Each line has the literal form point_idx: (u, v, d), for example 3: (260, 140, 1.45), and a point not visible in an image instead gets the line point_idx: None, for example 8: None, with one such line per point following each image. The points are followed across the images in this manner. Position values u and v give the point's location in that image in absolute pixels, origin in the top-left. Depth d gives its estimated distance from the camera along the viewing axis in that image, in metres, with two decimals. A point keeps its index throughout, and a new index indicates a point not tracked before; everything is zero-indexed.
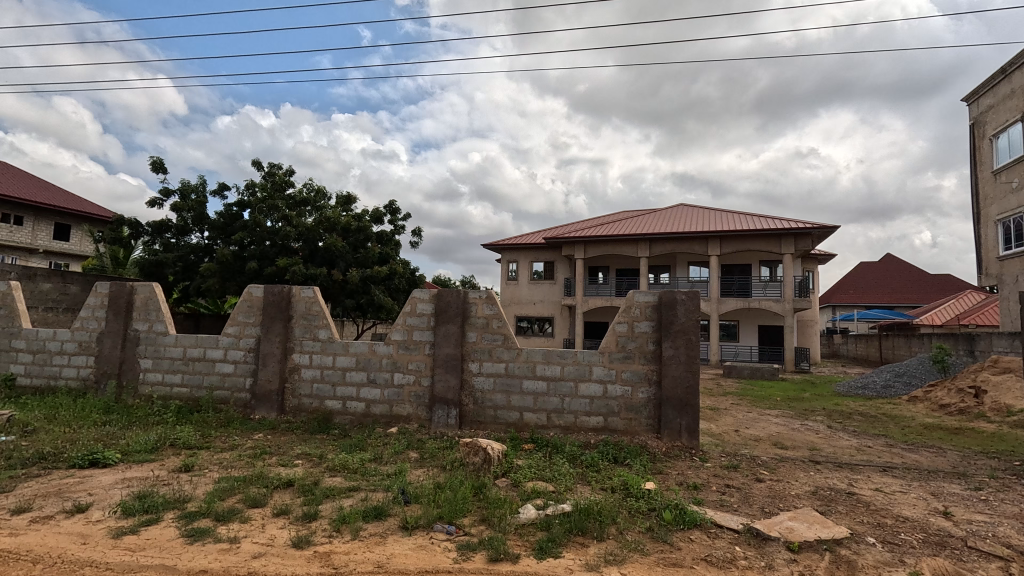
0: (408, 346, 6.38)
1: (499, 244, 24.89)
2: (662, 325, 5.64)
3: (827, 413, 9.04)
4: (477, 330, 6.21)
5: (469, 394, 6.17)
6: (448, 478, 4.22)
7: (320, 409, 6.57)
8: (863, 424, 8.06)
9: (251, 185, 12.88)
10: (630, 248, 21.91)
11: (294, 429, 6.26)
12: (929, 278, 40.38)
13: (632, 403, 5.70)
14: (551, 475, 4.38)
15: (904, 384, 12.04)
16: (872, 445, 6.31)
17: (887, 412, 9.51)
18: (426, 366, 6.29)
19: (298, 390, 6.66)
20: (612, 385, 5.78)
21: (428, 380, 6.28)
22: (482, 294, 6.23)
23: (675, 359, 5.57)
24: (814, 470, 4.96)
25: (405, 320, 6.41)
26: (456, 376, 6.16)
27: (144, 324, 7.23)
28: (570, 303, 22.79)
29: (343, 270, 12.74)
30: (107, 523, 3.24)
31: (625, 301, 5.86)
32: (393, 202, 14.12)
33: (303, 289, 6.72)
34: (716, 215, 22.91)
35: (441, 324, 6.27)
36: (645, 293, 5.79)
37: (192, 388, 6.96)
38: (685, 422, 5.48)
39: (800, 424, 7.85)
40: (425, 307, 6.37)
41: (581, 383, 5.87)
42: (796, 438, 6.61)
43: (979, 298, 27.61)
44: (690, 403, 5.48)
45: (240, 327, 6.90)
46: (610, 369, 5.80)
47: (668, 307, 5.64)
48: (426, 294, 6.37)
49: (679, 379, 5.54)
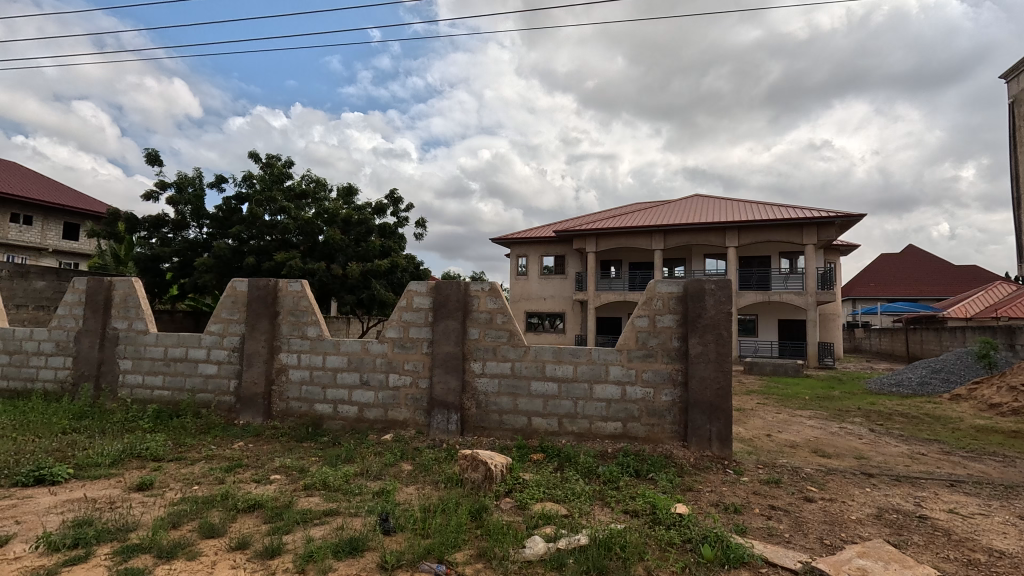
0: (404, 344, 5.78)
1: (508, 238, 24.27)
2: (688, 318, 4.97)
3: (864, 415, 8.27)
4: (480, 326, 5.60)
5: (471, 397, 5.56)
6: (443, 499, 3.61)
7: (310, 414, 6.01)
8: (907, 428, 7.30)
9: (248, 178, 12.30)
10: (644, 241, 21.11)
11: (280, 436, 5.69)
12: (953, 269, 38.93)
13: (654, 407, 5.05)
14: (563, 494, 3.74)
15: (943, 381, 11.25)
16: (926, 454, 5.57)
17: (930, 412, 8.70)
18: (424, 367, 5.69)
19: (285, 393, 6.11)
20: (631, 386, 5.13)
21: (426, 381, 5.67)
22: (485, 286, 5.60)
23: (703, 357, 4.89)
24: (870, 486, 4.25)
25: (401, 316, 5.82)
26: (457, 377, 5.54)
27: (123, 323, 6.71)
28: (582, 298, 22.10)
29: (343, 265, 12.18)
30: (23, 563, 2.67)
31: (646, 293, 5.21)
32: (395, 193, 13.54)
33: (291, 283, 6.15)
34: (733, 205, 22.03)
35: (439, 320, 5.65)
36: (668, 282, 5.13)
37: (174, 391, 6.44)
38: (716, 428, 4.81)
39: (838, 427, 7.09)
40: (422, 300, 5.75)
41: (596, 384, 5.23)
42: (838, 445, 5.89)
43: (1010, 290, 26.39)
44: (721, 407, 4.80)
45: (224, 325, 6.36)
46: (629, 369, 5.15)
47: (696, 299, 4.97)
48: (423, 286, 5.75)
49: (708, 380, 4.86)
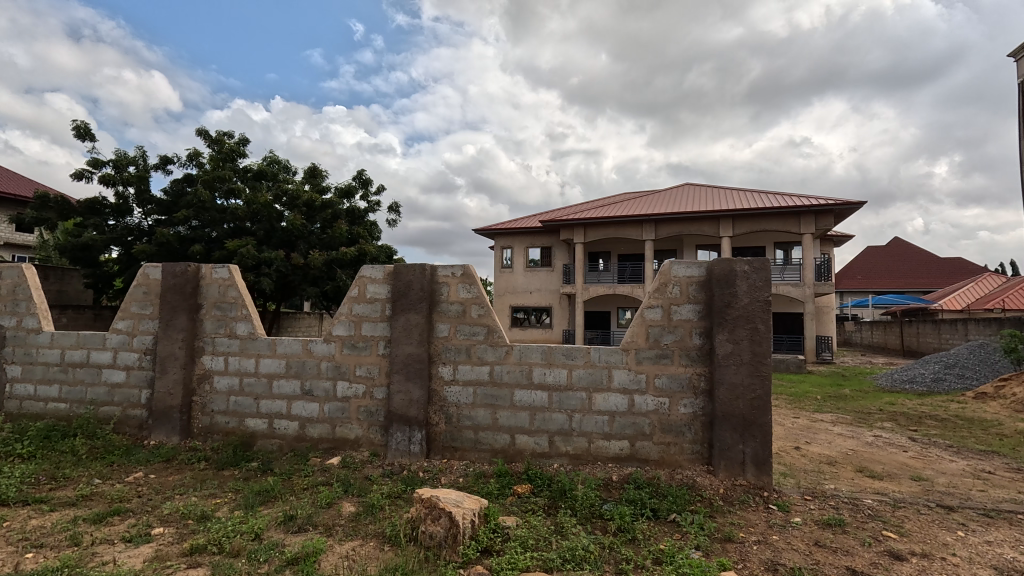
0: (355, 345, 4.63)
1: (492, 229, 23.11)
2: (714, 309, 3.89)
3: (890, 418, 7.32)
4: (450, 321, 4.47)
5: (439, 411, 4.43)
6: (384, 569, 2.49)
7: (238, 432, 4.80)
8: (947, 434, 6.35)
9: (193, 157, 10.92)
10: (634, 231, 20.10)
11: (197, 461, 4.49)
12: (939, 261, 38.81)
13: (669, 422, 3.99)
14: (559, 558, 2.64)
15: (958, 377, 10.50)
16: (995, 472, 4.58)
17: (960, 413, 7.80)
18: (381, 372, 4.55)
19: (209, 406, 4.90)
20: (640, 396, 4.06)
21: (383, 391, 4.53)
22: (456, 271, 4.49)
23: (733, 358, 3.82)
24: (962, 528, 3.21)
25: (352, 309, 4.68)
26: (421, 386, 4.40)
27: (12, 320, 5.44)
28: (570, 292, 21.04)
29: (305, 253, 10.93)
30: None
31: (658, 278, 4.14)
32: (364, 174, 12.29)
33: (216, 268, 4.94)
34: (725, 194, 21.14)
35: (399, 313, 4.50)
36: (687, 265, 4.07)
37: (72, 404, 5.20)
38: (750, 450, 3.75)
39: (872, 435, 6.10)
40: (378, 289, 4.61)
41: (596, 393, 4.14)
42: (884, 462, 4.88)
43: (1000, 281, 26.11)
44: (757, 422, 3.75)
45: (133, 321, 5.12)
46: (638, 374, 4.08)
47: (722, 284, 3.89)
48: (379, 272, 4.62)
49: (739, 388, 3.79)
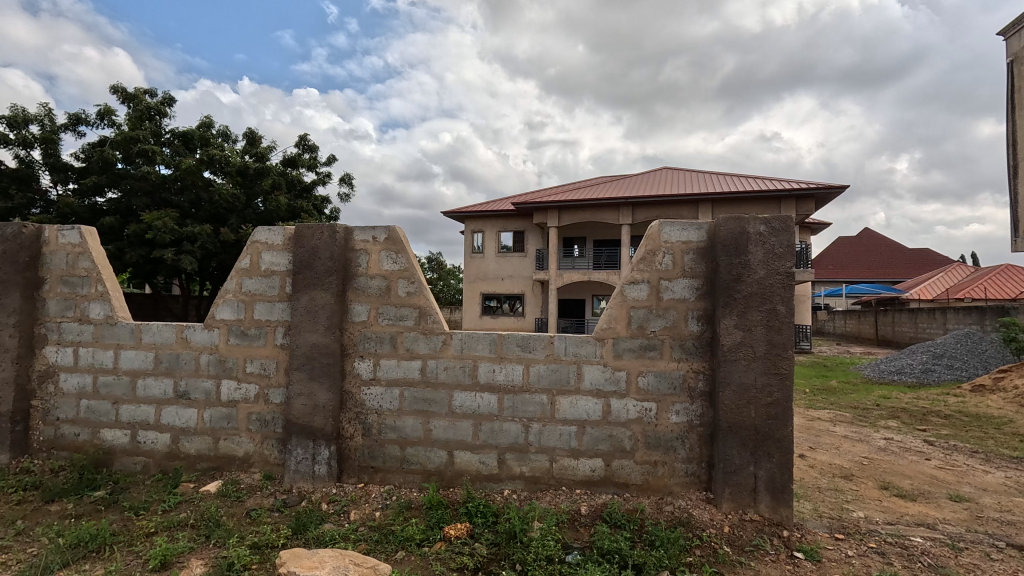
0: (244, 333, 3.49)
1: (461, 212, 21.92)
2: (719, 286, 2.89)
3: (893, 416, 6.55)
4: (370, 301, 3.37)
5: (355, 419, 3.35)
6: None
7: (90, 447, 3.62)
8: (961, 435, 5.58)
9: (105, 115, 9.54)
10: (610, 215, 19.17)
11: (23, 488, 3.30)
12: (907, 252, 39.35)
13: (657, 435, 3.01)
14: None
15: (948, 368, 9.93)
16: None
17: (964, 409, 7.10)
18: (278, 369, 3.43)
19: (53, 412, 3.70)
20: (617, 401, 3.06)
21: (281, 394, 3.42)
22: (378, 235, 3.38)
23: (744, 351, 2.83)
24: None
25: (241, 286, 3.53)
26: (329, 388, 3.29)
27: None
28: (543, 278, 20.08)
29: (238, 228, 9.69)
30: None
31: (645, 244, 3.12)
32: (310, 141, 11.04)
33: (62, 230, 3.71)
34: (703, 178, 20.39)
35: (300, 289, 3.37)
36: (680, 226, 3.06)
37: None
38: (764, 472, 2.78)
39: (881, 436, 5.30)
40: (275, 259, 3.48)
41: (560, 397, 3.12)
42: (908, 475, 4.03)
43: (969, 272, 26.24)
44: (773, 436, 2.79)
45: None
46: (616, 373, 3.07)
47: (730, 251, 2.88)
48: (277, 237, 3.47)
49: (751, 390, 2.82)
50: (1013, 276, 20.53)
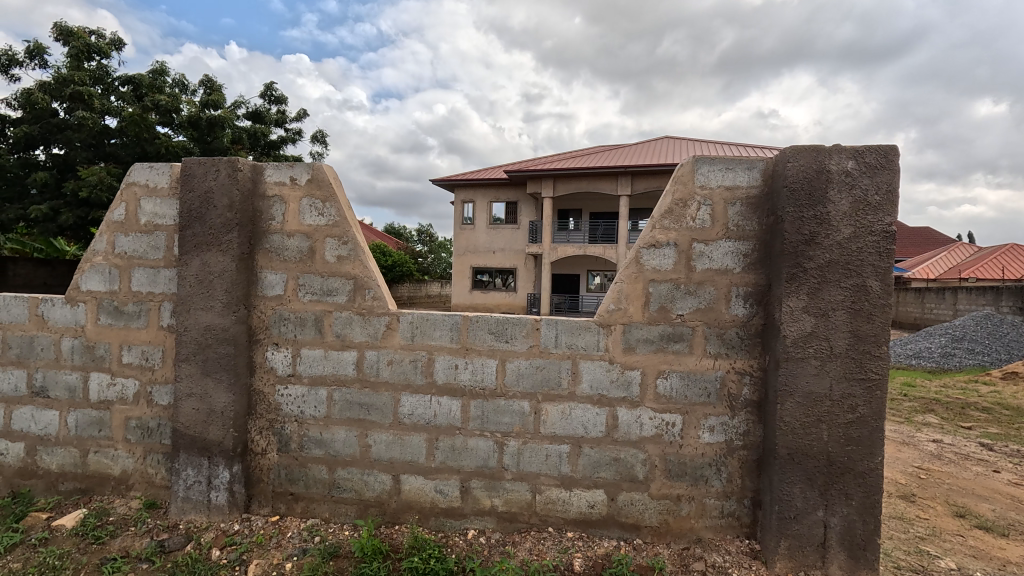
0: (118, 310, 2.55)
1: (451, 181, 20.77)
2: (781, 250, 1.98)
3: (928, 409, 5.75)
4: (287, 268, 2.44)
5: (267, 430, 2.46)
6: None
7: None
8: (1016, 434, 4.77)
9: (36, 53, 8.34)
10: (607, 185, 18.11)
11: None
12: (906, 231, 38.65)
13: (682, 460, 2.14)
14: None
15: (968, 352, 9.20)
16: None
17: (1003, 400, 6.32)
18: (165, 360, 2.51)
19: None
20: (629, 413, 2.18)
21: (168, 393, 2.51)
22: (297, 176, 2.43)
23: (815, 347, 1.94)
24: None
25: (114, 246, 2.57)
26: (228, 388, 2.38)
27: None
28: (536, 251, 19.16)
29: None
30: None
31: (672, 191, 2.18)
32: (276, 93, 9.89)
33: None
34: (706, 147, 19.29)
35: (189, 251, 2.41)
36: (723, 165, 2.12)
37: None
38: (838, 518, 1.94)
39: (927, 439, 4.49)
40: (159, 209, 2.52)
41: (547, 404, 2.24)
42: (983, 497, 3.20)
43: (972, 250, 25.52)
44: (853, 468, 1.93)
45: None
46: (626, 373, 2.18)
47: (800, 198, 1.95)
48: (162, 178, 2.51)
49: (823, 403, 1.94)
50: (1021, 255, 19.84)
